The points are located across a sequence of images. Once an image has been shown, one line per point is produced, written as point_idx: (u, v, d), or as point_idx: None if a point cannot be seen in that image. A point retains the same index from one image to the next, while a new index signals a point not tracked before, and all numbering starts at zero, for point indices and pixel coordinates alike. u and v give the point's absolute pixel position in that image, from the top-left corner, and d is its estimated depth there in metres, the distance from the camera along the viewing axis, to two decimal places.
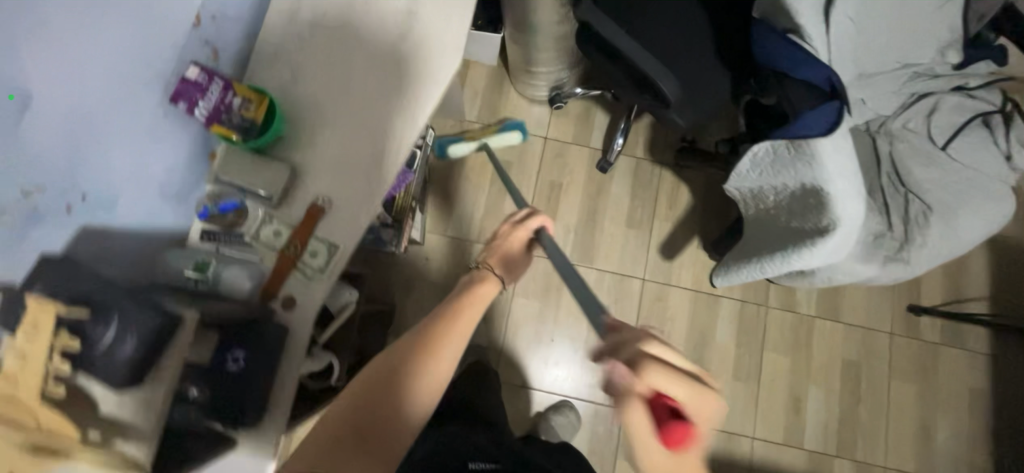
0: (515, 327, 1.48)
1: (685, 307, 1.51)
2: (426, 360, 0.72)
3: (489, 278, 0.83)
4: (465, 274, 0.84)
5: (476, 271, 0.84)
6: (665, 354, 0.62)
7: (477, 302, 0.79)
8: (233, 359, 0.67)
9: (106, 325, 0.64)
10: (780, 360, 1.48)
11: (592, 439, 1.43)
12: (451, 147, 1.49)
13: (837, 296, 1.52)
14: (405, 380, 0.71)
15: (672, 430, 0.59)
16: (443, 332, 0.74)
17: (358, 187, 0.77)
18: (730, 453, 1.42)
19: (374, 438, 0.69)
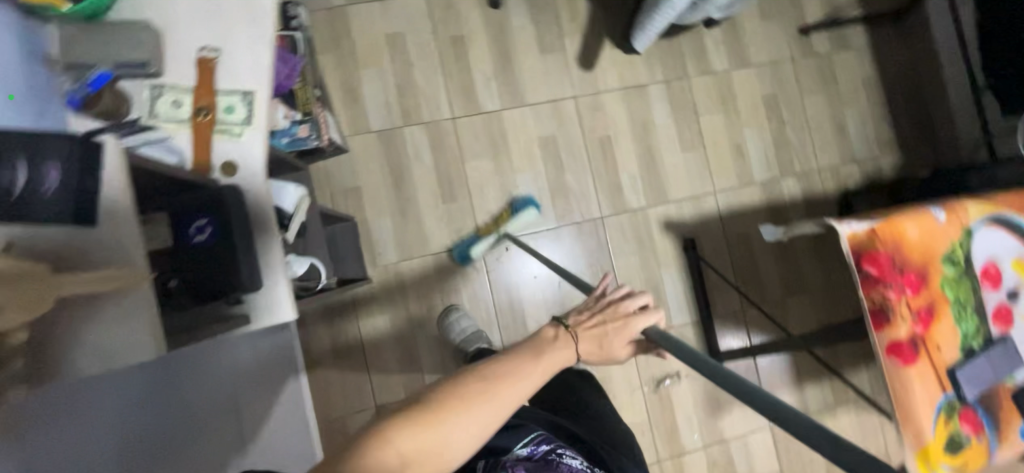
0: (478, 189, 1.47)
1: (620, 106, 1.55)
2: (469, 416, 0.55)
3: (572, 344, 0.67)
4: (547, 327, 0.69)
5: (561, 328, 0.68)
6: (854, 228, 0.83)
7: (552, 365, 0.64)
8: (195, 228, 0.62)
9: (12, 166, 0.53)
10: (715, 119, 1.60)
11: (587, 254, 1.52)
12: (473, 251, 1.41)
13: (742, 45, 1.62)
14: (429, 431, 0.53)
15: (873, 260, 0.82)
16: (508, 377, 0.59)
17: (245, 47, 0.71)
18: (703, 213, 1.57)
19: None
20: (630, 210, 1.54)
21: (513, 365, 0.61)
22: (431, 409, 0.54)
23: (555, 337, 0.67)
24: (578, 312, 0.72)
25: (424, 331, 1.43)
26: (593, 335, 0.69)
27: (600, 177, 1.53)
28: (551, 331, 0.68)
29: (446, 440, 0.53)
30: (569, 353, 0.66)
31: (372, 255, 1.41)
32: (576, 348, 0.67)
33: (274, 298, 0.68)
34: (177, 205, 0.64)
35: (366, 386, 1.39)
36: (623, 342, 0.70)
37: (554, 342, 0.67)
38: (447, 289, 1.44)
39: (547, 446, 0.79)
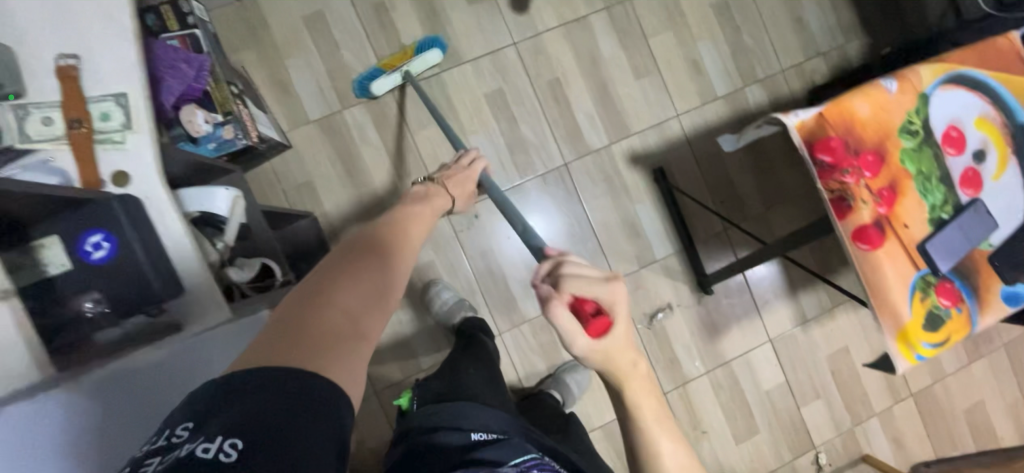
0: (433, 160, 1.43)
1: (563, 44, 1.47)
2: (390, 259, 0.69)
3: (442, 193, 0.95)
4: (417, 187, 0.95)
5: (429, 185, 0.96)
6: (803, 118, 0.78)
7: (430, 212, 0.86)
8: (97, 248, 0.71)
9: None
10: (665, 39, 1.51)
11: (557, 205, 1.49)
12: (372, 86, 1.32)
13: None
14: (344, 272, 0.62)
15: (825, 147, 0.77)
16: (402, 227, 0.77)
17: (116, 64, 0.76)
18: (668, 139, 1.51)
19: (369, 307, 0.61)
20: (592, 151, 1.49)
21: (405, 212, 0.82)
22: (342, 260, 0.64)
23: (426, 191, 0.93)
24: (439, 175, 1.00)
25: (408, 310, 1.43)
26: (456, 184, 1.00)
27: (555, 123, 1.48)
28: (419, 187, 0.94)
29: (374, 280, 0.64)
30: (445, 198, 0.93)
31: (339, 247, 1.39)
32: (447, 193, 0.96)
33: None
34: (68, 229, 0.71)
35: None
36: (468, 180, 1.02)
37: (425, 193, 0.93)
38: (421, 265, 1.43)
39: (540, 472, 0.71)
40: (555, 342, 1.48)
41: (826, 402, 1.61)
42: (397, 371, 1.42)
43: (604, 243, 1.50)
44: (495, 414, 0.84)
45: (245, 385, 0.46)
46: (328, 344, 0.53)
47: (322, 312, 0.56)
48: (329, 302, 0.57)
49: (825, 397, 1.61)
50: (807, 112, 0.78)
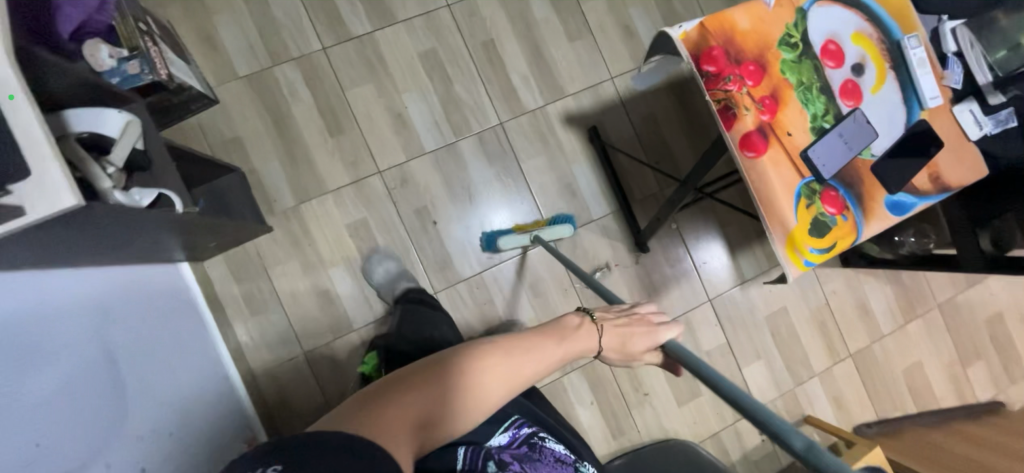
0: (366, 117, 1.42)
1: (498, 7, 1.50)
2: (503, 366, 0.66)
3: (595, 331, 0.79)
4: (576, 317, 0.81)
5: (587, 318, 0.81)
6: (686, 30, 0.80)
7: (573, 348, 0.76)
8: None
9: None
10: (598, 5, 1.55)
11: (493, 165, 1.48)
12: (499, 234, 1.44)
13: None
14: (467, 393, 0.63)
15: (709, 57, 0.79)
16: (537, 341, 0.72)
17: None
18: (603, 101, 1.54)
19: (437, 406, 0.59)
20: (528, 111, 1.50)
21: (537, 341, 0.72)
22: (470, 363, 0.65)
23: (577, 326, 0.78)
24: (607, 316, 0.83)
25: (340, 270, 1.39)
26: (618, 334, 0.80)
27: (490, 83, 1.49)
28: (577, 317, 0.80)
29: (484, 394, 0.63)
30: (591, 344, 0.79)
31: (269, 204, 1.37)
32: (599, 338, 0.79)
33: (49, 181, 0.61)
34: None
35: (289, 335, 1.36)
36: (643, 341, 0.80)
37: (579, 326, 0.79)
38: (354, 223, 1.40)
39: (529, 429, 0.81)
40: (492, 302, 1.46)
41: (767, 362, 1.61)
42: (328, 333, 1.38)
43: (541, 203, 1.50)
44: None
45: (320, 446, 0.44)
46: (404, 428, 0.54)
47: (416, 400, 0.58)
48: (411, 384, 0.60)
49: (766, 359, 1.62)
50: (691, 24, 0.80)
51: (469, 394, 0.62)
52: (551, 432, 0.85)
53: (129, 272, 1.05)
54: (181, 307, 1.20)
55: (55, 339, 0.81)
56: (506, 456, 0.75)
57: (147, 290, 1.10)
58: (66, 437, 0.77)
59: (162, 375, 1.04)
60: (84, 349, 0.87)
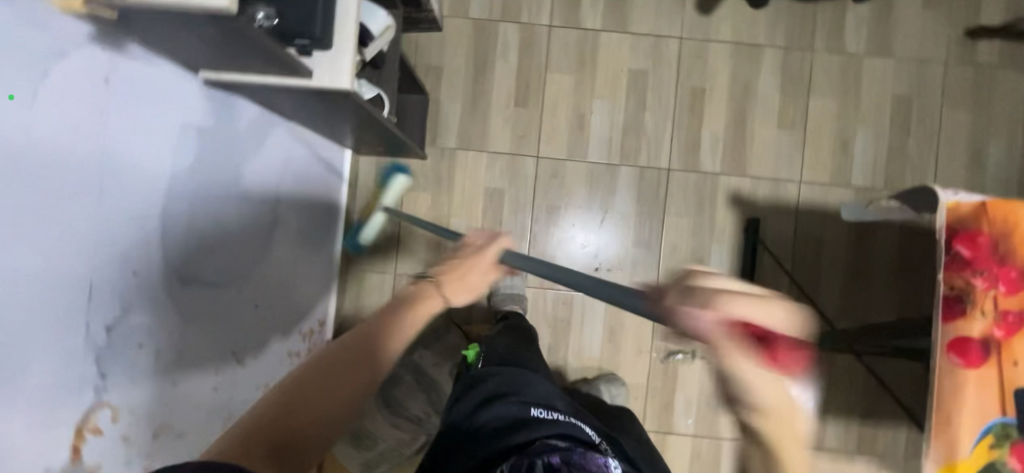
0: (552, 103, 1.45)
1: (726, 61, 1.45)
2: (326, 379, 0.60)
3: (437, 293, 0.75)
4: (410, 285, 0.77)
5: (423, 282, 0.77)
6: (961, 200, 0.71)
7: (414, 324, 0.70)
8: None
9: None
10: (827, 104, 1.43)
11: (640, 203, 1.45)
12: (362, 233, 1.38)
13: (888, 32, 1.43)
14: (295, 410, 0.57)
15: (968, 240, 0.70)
16: (382, 331, 0.66)
17: None
18: (778, 198, 1.43)
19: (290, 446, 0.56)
20: (700, 171, 1.44)
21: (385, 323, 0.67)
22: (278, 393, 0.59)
23: (420, 288, 0.75)
24: (439, 271, 0.80)
25: (460, 221, 1.45)
26: (461, 284, 0.79)
27: (679, 126, 1.45)
28: (411, 286, 0.75)
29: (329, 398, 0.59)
30: (439, 300, 0.75)
31: (434, 135, 1.46)
32: (441, 292, 0.76)
33: (340, 61, 0.72)
34: None
35: (390, 253, 1.45)
36: (478, 276, 0.82)
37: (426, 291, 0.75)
38: (491, 189, 1.45)
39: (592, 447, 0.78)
40: (569, 322, 1.45)
41: None
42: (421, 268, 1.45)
43: (663, 261, 1.44)
44: (554, 392, 0.91)
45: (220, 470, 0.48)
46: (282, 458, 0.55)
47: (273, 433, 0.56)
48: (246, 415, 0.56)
49: None
50: (971, 196, 0.71)
51: (327, 413, 0.59)
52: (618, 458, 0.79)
53: (312, 143, 1.19)
54: (330, 189, 1.32)
55: (248, 172, 0.92)
56: (557, 458, 0.73)
57: (315, 161, 1.23)
58: (231, 260, 0.89)
59: (297, 238, 1.16)
60: (260, 195, 0.96)
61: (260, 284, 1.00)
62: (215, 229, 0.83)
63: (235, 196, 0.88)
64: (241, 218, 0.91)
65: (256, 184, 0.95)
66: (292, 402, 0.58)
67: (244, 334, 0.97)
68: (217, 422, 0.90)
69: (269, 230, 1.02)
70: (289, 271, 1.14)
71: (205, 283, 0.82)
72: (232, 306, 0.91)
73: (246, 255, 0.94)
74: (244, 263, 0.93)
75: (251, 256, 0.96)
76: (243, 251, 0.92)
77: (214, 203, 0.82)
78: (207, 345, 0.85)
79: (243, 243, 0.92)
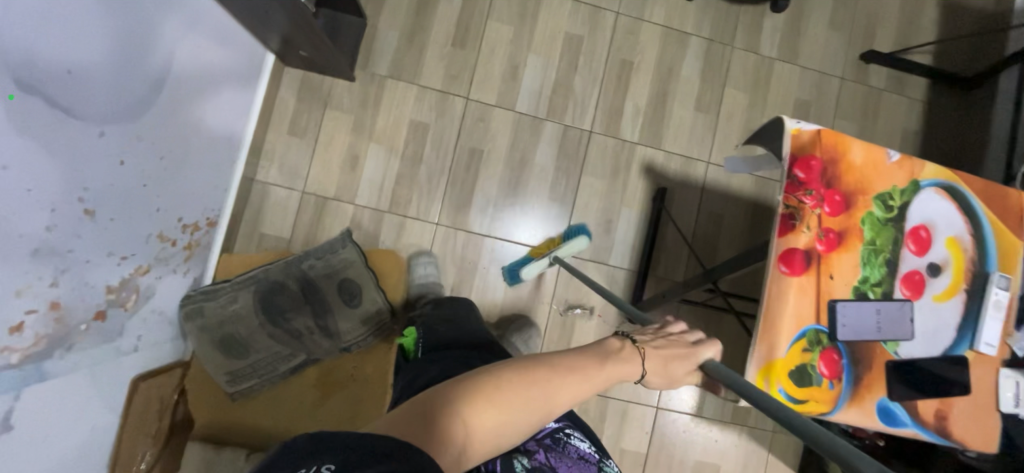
0: (489, 49, 1.48)
1: (656, 41, 1.54)
2: (514, 389, 0.52)
3: (636, 359, 0.65)
4: (613, 339, 0.66)
5: (626, 342, 0.67)
6: (801, 128, 0.78)
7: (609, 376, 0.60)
8: None
9: None
10: (739, 96, 1.56)
11: (560, 159, 1.49)
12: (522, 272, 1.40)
13: (798, 42, 1.59)
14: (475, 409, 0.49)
15: (804, 164, 0.77)
16: (584, 370, 0.58)
17: None
18: (687, 175, 1.52)
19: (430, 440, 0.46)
20: (620, 138, 1.51)
21: (594, 365, 0.59)
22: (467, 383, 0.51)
23: (619, 349, 0.64)
24: (648, 340, 0.70)
25: (379, 150, 1.44)
26: (667, 354, 0.69)
27: (606, 93, 1.52)
28: (614, 340, 0.66)
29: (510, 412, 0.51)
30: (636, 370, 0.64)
31: (366, 59, 1.45)
32: (640, 365, 0.65)
33: None
34: None
35: (302, 169, 1.41)
36: (682, 369, 0.69)
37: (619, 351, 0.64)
38: (417, 122, 1.45)
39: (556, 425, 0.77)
40: (475, 265, 1.46)
41: None
42: (332, 189, 1.41)
43: (575, 218, 1.49)
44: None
45: (334, 437, 0.43)
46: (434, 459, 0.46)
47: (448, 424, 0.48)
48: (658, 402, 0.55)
49: None
50: (809, 126, 0.78)
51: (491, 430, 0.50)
52: (580, 433, 0.81)
53: (226, 26, 1.11)
54: (243, 85, 1.25)
55: (133, 12, 0.84)
56: (532, 445, 0.71)
57: (229, 47, 1.15)
58: (99, 98, 0.81)
59: (193, 118, 1.08)
60: (142, 43, 0.88)
61: (129, 142, 0.91)
62: (69, 52, 0.74)
63: (106, 28, 0.79)
64: (110, 57, 0.82)
65: (139, 31, 0.86)
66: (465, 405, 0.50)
67: (99, 191, 0.87)
68: (46, 270, 0.80)
69: (152, 88, 0.93)
70: (176, 150, 1.05)
71: (51, 104, 0.73)
72: (89, 150, 0.82)
73: (114, 101, 0.85)
74: (111, 110, 0.84)
75: (121, 106, 0.87)
76: (111, 94, 0.84)
77: (74, 20, 0.73)
78: (48, 177, 0.76)
79: (111, 86, 0.83)
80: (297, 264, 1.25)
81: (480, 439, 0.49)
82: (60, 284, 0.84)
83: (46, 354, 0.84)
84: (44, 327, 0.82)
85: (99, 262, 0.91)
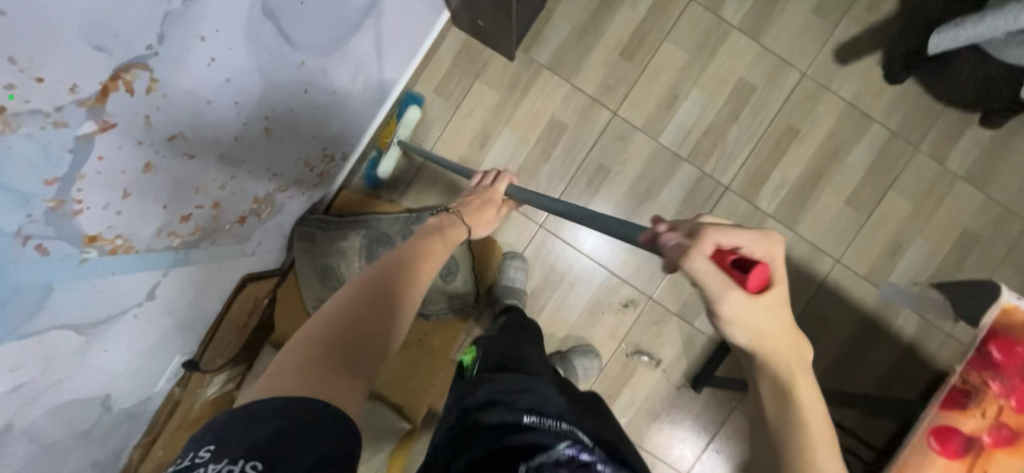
0: (655, 71, 1.41)
1: (833, 117, 1.41)
2: (390, 285, 0.71)
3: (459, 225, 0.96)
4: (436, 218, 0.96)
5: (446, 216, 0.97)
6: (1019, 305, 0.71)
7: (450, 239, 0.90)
8: None
9: None
10: (901, 204, 1.40)
11: (684, 205, 1.42)
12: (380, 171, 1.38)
13: (994, 167, 1.40)
14: (362, 311, 0.66)
15: (1005, 346, 0.71)
16: (420, 252, 0.81)
17: None
18: (809, 265, 1.41)
19: (360, 357, 0.62)
20: (753, 204, 1.41)
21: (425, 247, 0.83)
22: (351, 297, 0.68)
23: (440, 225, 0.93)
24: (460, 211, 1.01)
25: (511, 136, 1.42)
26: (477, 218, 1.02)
27: (757, 153, 1.41)
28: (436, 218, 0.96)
29: (395, 303, 0.70)
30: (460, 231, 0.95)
31: (531, 43, 1.41)
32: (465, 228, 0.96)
33: None
34: None
35: (435, 131, 1.42)
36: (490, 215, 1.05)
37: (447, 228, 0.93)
38: (557, 121, 1.42)
39: (593, 458, 0.63)
40: (562, 276, 1.44)
41: None
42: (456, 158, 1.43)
43: None
44: (559, 400, 0.81)
45: (253, 413, 0.51)
46: (346, 364, 0.60)
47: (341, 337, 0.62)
48: (791, 370, 0.58)
49: None
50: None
51: (390, 324, 0.67)
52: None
53: None
54: (413, 36, 1.25)
55: None
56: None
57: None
58: (314, 33, 0.84)
59: (368, 61, 1.10)
60: None
61: (318, 75, 0.94)
62: None
63: None
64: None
65: None
66: (348, 321, 0.64)
67: (281, 114, 0.92)
68: (220, 174, 0.87)
69: (352, 29, 0.95)
70: (345, 89, 1.08)
71: (276, 29, 0.76)
72: (288, 77, 0.86)
73: (322, 37, 0.87)
74: (316, 44, 0.87)
75: (325, 42, 0.89)
76: (322, 30, 0.86)
77: None
78: (254, 95, 0.81)
79: (325, 22, 0.85)
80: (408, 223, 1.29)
81: (391, 327, 0.68)
82: (227, 188, 0.90)
83: (197, 243, 0.92)
84: (203, 221, 0.90)
85: (258, 174, 0.98)
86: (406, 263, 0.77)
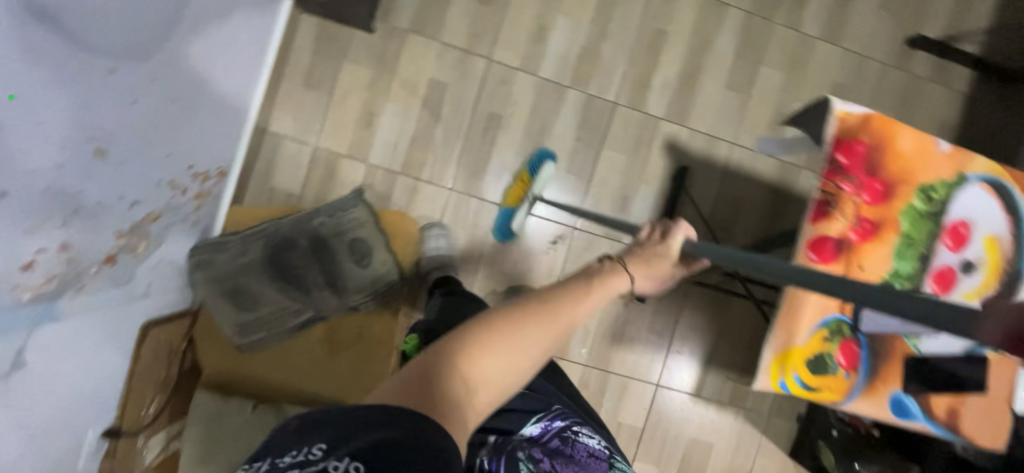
0: (517, 8, 1.41)
1: (692, 11, 1.46)
2: (508, 333, 0.54)
3: (621, 272, 0.64)
4: (598, 260, 0.65)
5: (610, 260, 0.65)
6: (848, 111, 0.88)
7: (607, 288, 0.62)
8: None
9: None
10: (773, 75, 1.49)
11: (582, 130, 1.44)
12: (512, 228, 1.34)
13: (842, 20, 1.50)
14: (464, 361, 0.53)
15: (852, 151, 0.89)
16: (566, 294, 0.59)
17: None
18: (710, 154, 1.48)
19: (451, 411, 0.51)
20: (644, 112, 1.46)
21: (572, 295, 0.59)
22: (457, 342, 0.54)
23: (603, 266, 0.64)
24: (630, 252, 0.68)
25: (395, 108, 1.39)
26: (646, 265, 0.67)
27: (634, 62, 1.45)
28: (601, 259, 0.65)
29: (499, 361, 0.54)
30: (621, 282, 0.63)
31: (387, 10, 1.38)
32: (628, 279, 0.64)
33: None
34: None
35: (316, 124, 1.37)
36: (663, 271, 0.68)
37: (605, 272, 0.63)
38: (436, 81, 1.39)
39: (563, 422, 0.76)
40: (487, 232, 1.44)
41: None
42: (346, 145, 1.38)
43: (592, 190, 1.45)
44: None
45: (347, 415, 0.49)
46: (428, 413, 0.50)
47: (441, 385, 0.51)
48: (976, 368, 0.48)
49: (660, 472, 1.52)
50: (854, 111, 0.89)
51: (474, 384, 0.53)
52: (591, 427, 0.79)
53: None
54: (259, 27, 1.17)
55: None
56: (537, 451, 0.70)
57: None
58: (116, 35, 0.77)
59: (208, 62, 1.03)
60: None
61: (143, 84, 0.87)
62: None
63: None
64: None
65: None
66: (437, 367, 0.52)
67: (111, 132, 0.84)
68: (58, 212, 0.78)
69: (172, 27, 0.88)
70: (189, 96, 1.01)
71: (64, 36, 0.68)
72: (104, 89, 0.79)
73: (132, 38, 0.80)
74: (128, 48, 0.80)
75: (138, 44, 0.82)
76: (128, 31, 0.79)
77: None
78: (62, 113, 0.72)
79: (130, 21, 0.78)
80: (308, 220, 1.25)
81: (486, 387, 0.54)
82: (71, 225, 0.82)
83: (56, 295, 0.84)
84: (55, 267, 0.81)
85: (109, 203, 0.89)
86: (541, 306, 0.57)
